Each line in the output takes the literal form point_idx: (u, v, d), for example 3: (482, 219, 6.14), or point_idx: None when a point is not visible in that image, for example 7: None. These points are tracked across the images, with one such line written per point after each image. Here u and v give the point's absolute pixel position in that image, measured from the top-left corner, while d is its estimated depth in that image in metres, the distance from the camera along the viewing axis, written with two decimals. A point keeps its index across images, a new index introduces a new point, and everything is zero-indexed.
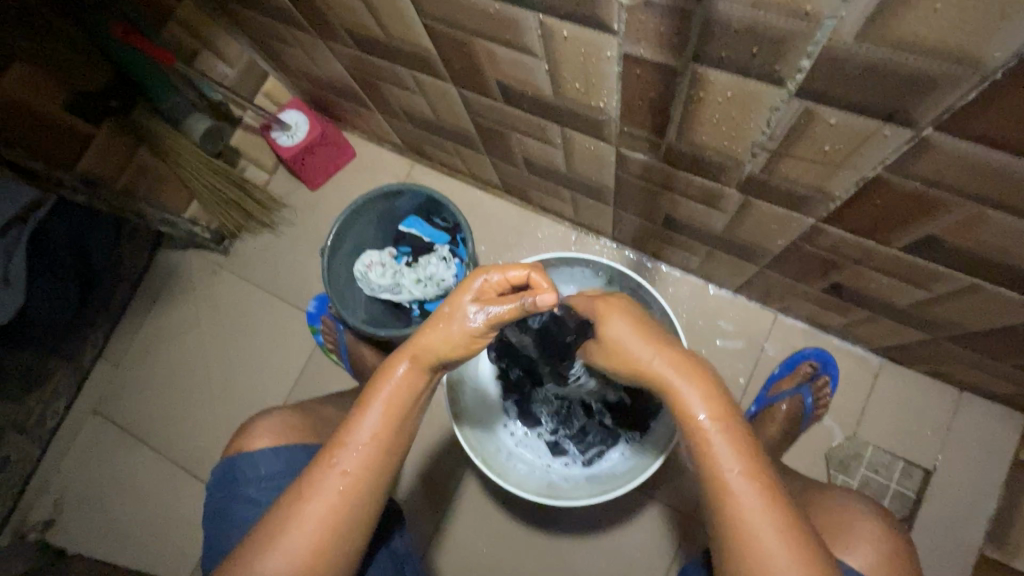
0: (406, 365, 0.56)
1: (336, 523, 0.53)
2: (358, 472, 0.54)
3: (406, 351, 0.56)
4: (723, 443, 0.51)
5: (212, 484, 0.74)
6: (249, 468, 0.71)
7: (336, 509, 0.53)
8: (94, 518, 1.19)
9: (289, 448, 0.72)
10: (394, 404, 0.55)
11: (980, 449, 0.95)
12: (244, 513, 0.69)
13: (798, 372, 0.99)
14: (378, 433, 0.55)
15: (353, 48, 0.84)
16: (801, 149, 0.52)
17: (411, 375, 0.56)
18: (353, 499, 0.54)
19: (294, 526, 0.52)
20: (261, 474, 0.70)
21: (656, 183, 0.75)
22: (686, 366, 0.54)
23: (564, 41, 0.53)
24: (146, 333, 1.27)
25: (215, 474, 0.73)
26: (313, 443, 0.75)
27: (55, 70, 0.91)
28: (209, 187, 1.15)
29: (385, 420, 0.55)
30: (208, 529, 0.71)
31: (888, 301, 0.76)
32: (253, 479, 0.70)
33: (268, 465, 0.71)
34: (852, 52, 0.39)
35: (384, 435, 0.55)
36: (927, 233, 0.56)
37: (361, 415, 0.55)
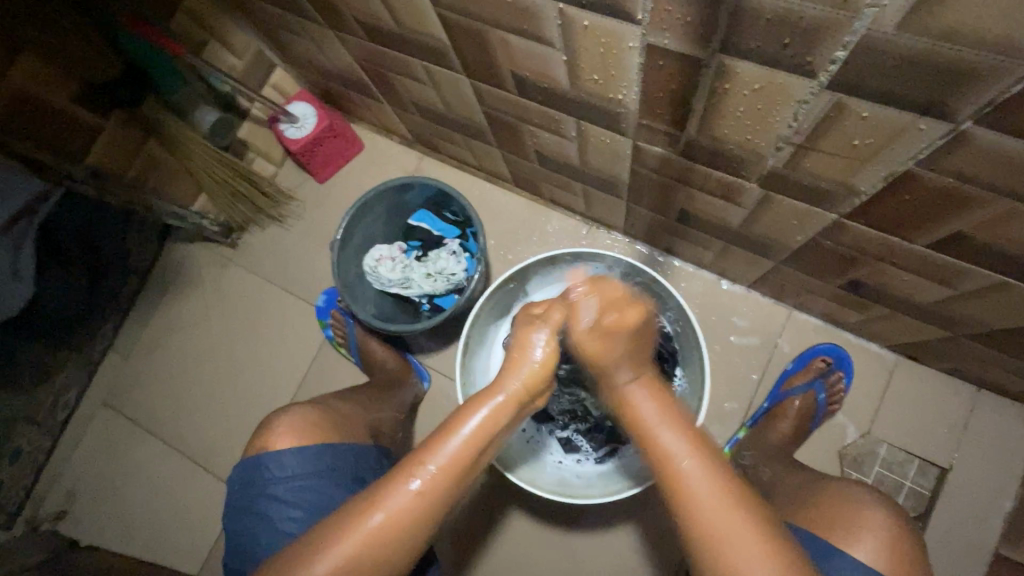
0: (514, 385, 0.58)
1: (393, 541, 0.53)
2: (428, 495, 0.53)
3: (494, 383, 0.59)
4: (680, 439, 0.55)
5: (235, 481, 0.73)
6: (275, 467, 0.71)
7: (397, 528, 0.52)
8: (106, 511, 1.19)
9: (315, 449, 0.72)
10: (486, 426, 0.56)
11: (996, 448, 0.94)
12: (270, 511, 0.69)
13: (811, 369, 0.98)
14: (463, 454, 0.55)
15: (363, 39, 0.83)
16: (829, 143, 0.50)
17: (509, 396, 0.58)
18: (419, 516, 0.53)
19: (356, 529, 0.52)
20: (289, 472, 0.70)
21: (673, 178, 0.74)
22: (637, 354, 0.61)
23: (584, 31, 0.52)
24: (156, 326, 1.27)
25: (240, 470, 0.73)
26: (342, 443, 0.75)
27: (60, 61, 0.89)
28: (218, 181, 1.14)
29: (472, 441, 0.55)
30: (229, 526, 0.71)
31: (909, 298, 0.75)
32: (280, 478, 0.70)
33: (295, 465, 0.71)
34: (891, 43, 0.37)
35: (460, 461, 0.55)
36: (955, 230, 0.54)
37: (458, 425, 0.56)
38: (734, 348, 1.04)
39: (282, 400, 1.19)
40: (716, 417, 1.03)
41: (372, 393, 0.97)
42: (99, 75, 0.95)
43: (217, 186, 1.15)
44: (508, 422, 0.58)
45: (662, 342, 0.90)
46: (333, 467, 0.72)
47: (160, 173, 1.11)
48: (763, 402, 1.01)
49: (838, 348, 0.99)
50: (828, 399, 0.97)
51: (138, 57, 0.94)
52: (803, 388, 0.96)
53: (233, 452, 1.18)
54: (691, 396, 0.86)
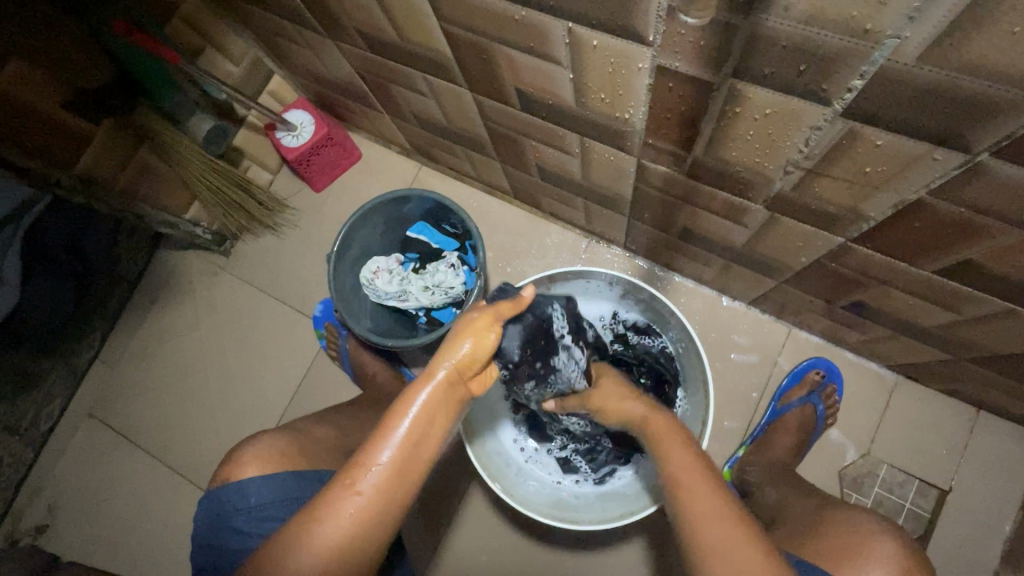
0: (445, 372, 0.52)
1: (351, 546, 0.50)
2: (376, 497, 0.50)
3: (428, 372, 0.52)
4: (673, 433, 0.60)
5: (199, 516, 0.71)
6: (238, 498, 0.69)
7: (350, 534, 0.50)
8: (89, 526, 1.16)
9: (278, 476, 0.70)
10: (421, 418, 0.51)
11: (996, 469, 0.94)
12: (233, 543, 0.67)
13: (806, 382, 0.97)
14: (398, 453, 0.50)
15: (363, 49, 0.81)
16: (839, 169, 0.50)
17: (451, 371, 0.53)
18: (365, 523, 0.50)
19: (303, 544, 0.49)
20: (248, 503, 0.68)
21: (677, 196, 0.73)
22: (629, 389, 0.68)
23: (593, 51, 0.51)
24: (144, 335, 1.24)
25: (203, 505, 0.71)
26: (307, 470, 0.72)
27: (50, 67, 0.87)
28: (212, 190, 1.12)
29: (408, 439, 0.51)
30: (199, 559, 0.70)
31: (912, 321, 0.74)
32: (242, 509, 0.68)
33: (257, 495, 0.68)
34: (911, 73, 0.36)
35: (405, 456, 0.51)
36: (965, 258, 0.54)
37: (395, 417, 0.51)
38: (733, 366, 1.03)
39: (274, 413, 1.16)
40: (715, 435, 1.02)
41: (366, 409, 0.95)
42: (91, 82, 0.92)
43: (210, 194, 1.13)
44: (451, 405, 0.53)
45: (663, 361, 0.89)
46: (296, 493, 0.69)
47: (154, 182, 1.08)
48: (761, 418, 1.00)
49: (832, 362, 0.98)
50: (825, 412, 0.97)
51: (130, 61, 0.90)
52: (802, 400, 0.96)
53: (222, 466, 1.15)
54: (695, 417, 0.84)
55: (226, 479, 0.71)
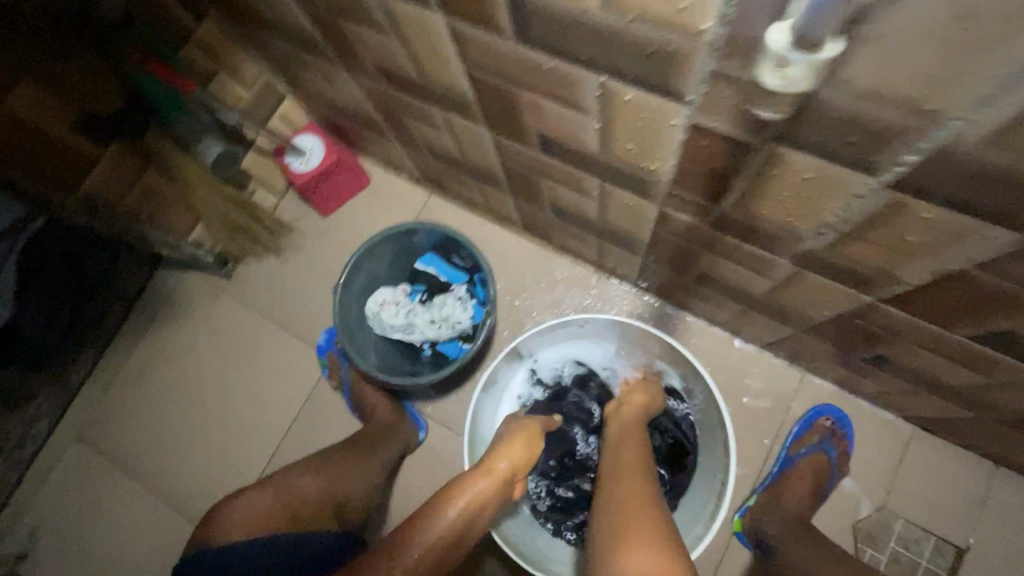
0: (506, 465, 0.64)
1: None
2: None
3: (483, 470, 0.63)
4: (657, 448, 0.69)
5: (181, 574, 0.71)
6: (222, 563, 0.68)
7: None
8: (70, 557, 1.11)
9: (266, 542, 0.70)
10: (473, 506, 0.60)
11: (1015, 529, 0.91)
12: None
13: (817, 428, 0.95)
14: (447, 534, 0.58)
15: (380, 81, 0.80)
16: (877, 235, 0.48)
17: (511, 464, 0.64)
18: None
19: None
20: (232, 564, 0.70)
21: (697, 244, 0.72)
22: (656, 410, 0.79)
23: (626, 104, 0.49)
24: (139, 356, 1.20)
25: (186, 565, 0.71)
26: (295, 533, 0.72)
27: (65, 93, 0.86)
28: (218, 214, 1.10)
29: (456, 526, 0.58)
30: None
31: (936, 379, 0.72)
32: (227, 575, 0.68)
33: None
34: (970, 154, 0.35)
35: (445, 546, 0.57)
36: (1004, 327, 0.52)
37: (453, 502, 0.59)
38: (745, 411, 1.01)
39: (270, 444, 1.12)
40: None
41: (366, 449, 0.92)
42: (103, 107, 0.91)
43: (216, 218, 1.10)
44: (497, 498, 0.62)
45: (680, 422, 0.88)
46: None
47: (160, 204, 1.07)
48: (773, 466, 0.97)
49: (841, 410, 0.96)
50: (838, 460, 0.94)
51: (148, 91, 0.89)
52: (814, 447, 0.93)
53: (213, 497, 1.11)
54: (712, 471, 0.82)
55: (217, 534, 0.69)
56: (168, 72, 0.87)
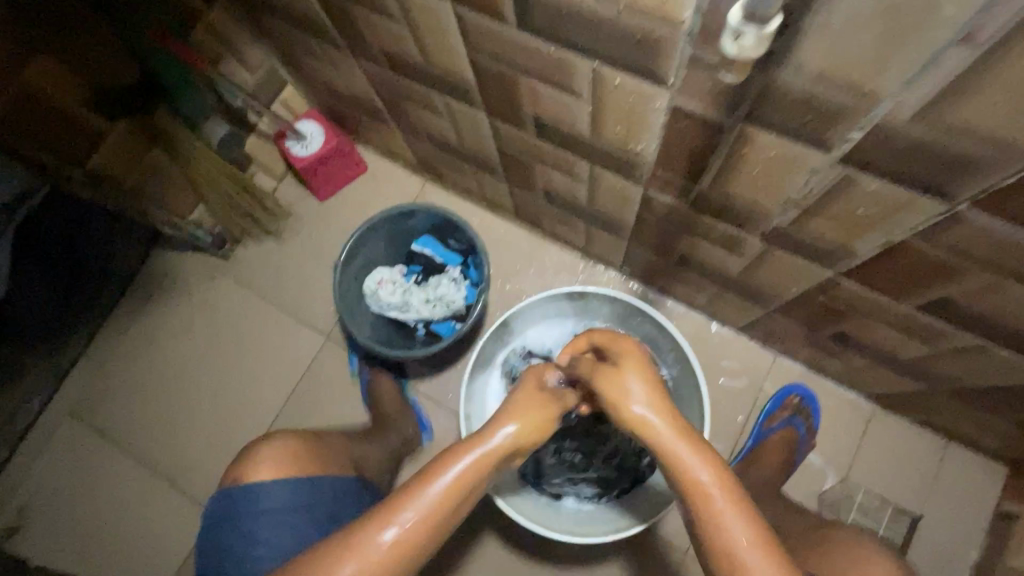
0: (513, 425, 0.60)
1: None
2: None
3: (481, 430, 0.60)
4: (721, 488, 0.49)
5: (211, 509, 0.74)
6: (253, 501, 0.71)
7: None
8: (64, 529, 1.13)
9: (297, 484, 0.73)
10: (473, 465, 0.56)
11: (964, 497, 0.99)
12: (239, 545, 0.69)
13: (788, 405, 1.01)
14: (448, 489, 0.54)
15: (385, 68, 0.84)
16: (833, 209, 0.54)
17: (518, 426, 0.60)
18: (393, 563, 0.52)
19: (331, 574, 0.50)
20: (248, 508, 0.71)
21: (678, 225, 0.78)
22: (670, 405, 0.55)
23: (615, 87, 0.55)
24: (135, 334, 1.22)
25: (216, 500, 0.74)
26: (322, 478, 0.76)
27: (79, 68, 0.91)
28: (217, 193, 1.13)
29: (452, 483, 0.55)
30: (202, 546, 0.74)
31: (891, 352, 0.79)
32: (256, 513, 0.70)
33: (274, 501, 0.71)
34: (901, 131, 0.41)
35: (442, 507, 0.54)
36: (942, 295, 0.59)
37: (447, 460, 0.56)
38: (721, 389, 1.07)
39: (267, 418, 1.16)
40: None
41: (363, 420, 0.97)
42: (112, 80, 0.95)
43: (217, 198, 1.14)
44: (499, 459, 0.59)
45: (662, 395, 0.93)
46: (311, 504, 0.72)
47: (165, 181, 1.11)
48: (746, 441, 1.03)
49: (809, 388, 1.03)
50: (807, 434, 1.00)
51: (163, 70, 0.95)
52: (784, 423, 1.00)
53: (210, 471, 1.14)
54: None
55: (241, 475, 0.73)
56: (193, 56, 0.93)
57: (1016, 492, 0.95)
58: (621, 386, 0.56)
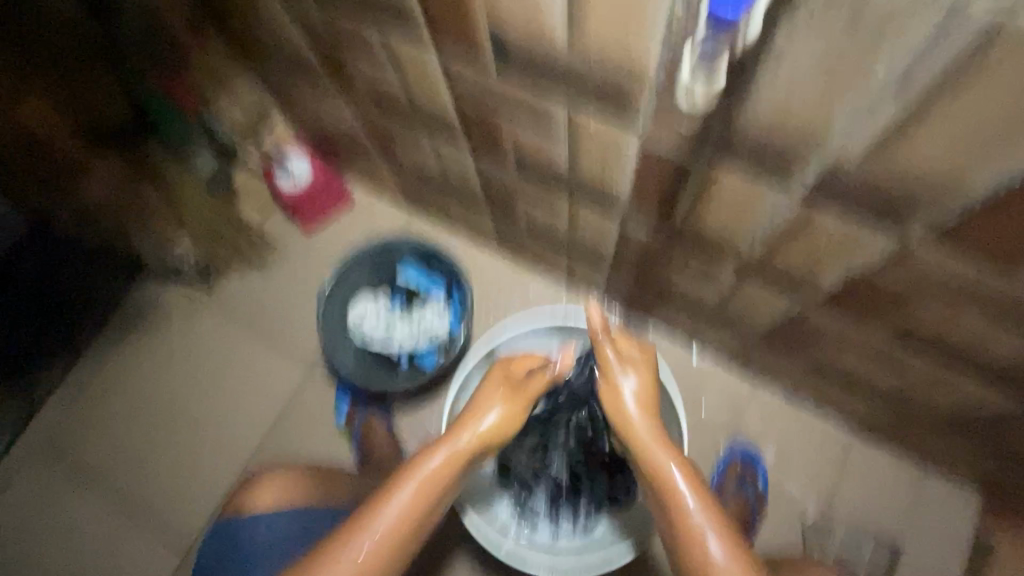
0: (494, 414, 0.68)
1: (374, 566, 0.60)
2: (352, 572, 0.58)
3: (467, 419, 0.68)
4: (691, 489, 0.64)
5: (208, 541, 0.78)
6: (249, 530, 0.75)
7: (372, 557, 0.59)
8: (26, 572, 1.08)
9: (290, 510, 0.77)
10: (456, 456, 0.65)
11: (944, 526, 1.00)
12: (240, 573, 0.73)
13: (732, 473, 1.02)
14: (433, 480, 0.63)
15: (372, 107, 0.88)
16: (799, 243, 0.57)
17: (500, 416, 0.68)
18: (391, 545, 0.60)
19: (341, 557, 0.59)
20: (246, 537, 0.75)
21: (656, 258, 0.80)
22: (660, 428, 0.68)
23: (590, 129, 0.58)
24: (112, 366, 1.20)
25: (214, 531, 0.77)
26: (317, 504, 0.79)
27: (73, 109, 0.96)
28: (204, 224, 1.15)
29: (437, 471, 0.64)
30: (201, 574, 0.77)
31: (862, 381, 0.82)
32: (252, 541, 0.74)
33: (269, 529, 0.75)
34: (855, 171, 0.45)
35: (432, 490, 0.63)
36: (906, 324, 0.61)
37: (427, 454, 0.64)
38: (703, 419, 1.08)
39: (246, 453, 1.14)
40: None
41: None
42: (106, 120, 1.02)
43: (204, 229, 1.15)
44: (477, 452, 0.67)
45: None
46: (306, 528, 0.76)
47: (149, 217, 1.10)
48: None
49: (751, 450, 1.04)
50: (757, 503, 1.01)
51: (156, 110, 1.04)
52: (733, 495, 1.00)
53: (185, 508, 1.11)
54: None
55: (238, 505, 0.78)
56: (187, 93, 1.02)
57: (993, 518, 0.96)
58: (618, 401, 0.71)
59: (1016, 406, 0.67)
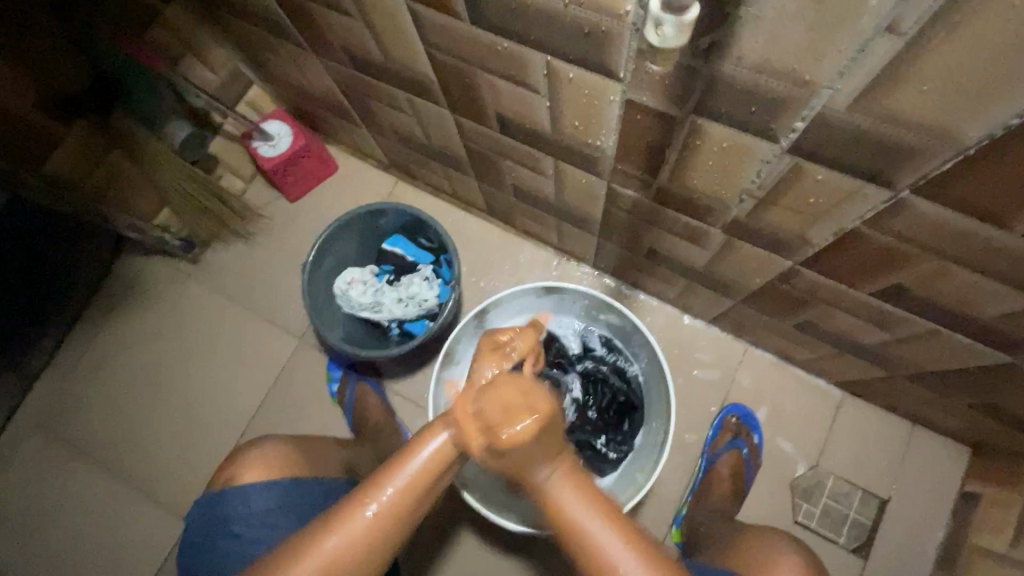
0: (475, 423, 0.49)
1: (346, 571, 0.51)
2: None
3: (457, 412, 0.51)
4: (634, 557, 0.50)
5: (197, 512, 0.78)
6: (240, 503, 0.75)
7: (339, 564, 0.50)
8: (29, 543, 1.10)
9: (281, 483, 0.77)
10: (432, 468, 0.51)
11: (930, 480, 1.01)
12: (230, 547, 0.73)
13: (727, 428, 1.03)
14: (409, 484, 0.51)
15: (347, 67, 0.84)
16: (787, 199, 0.55)
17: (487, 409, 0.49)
18: (364, 547, 0.51)
19: (312, 554, 0.50)
20: (238, 509, 0.75)
21: (644, 219, 0.78)
22: (605, 502, 0.51)
23: (569, 82, 0.55)
24: (103, 342, 1.19)
25: (201, 502, 0.78)
26: (307, 477, 0.80)
27: (25, 69, 0.86)
28: (185, 197, 1.11)
29: (420, 475, 0.52)
30: (190, 542, 0.77)
31: (854, 340, 0.81)
32: (243, 515, 0.75)
33: (260, 502, 0.75)
34: (842, 120, 0.42)
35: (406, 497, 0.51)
36: (895, 282, 0.60)
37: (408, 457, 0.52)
38: (695, 381, 1.08)
39: (240, 425, 1.14)
40: (679, 449, 1.06)
41: None
42: (69, 85, 0.92)
43: (185, 201, 1.11)
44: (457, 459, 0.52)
45: (631, 390, 0.94)
46: (296, 501, 0.77)
47: (123, 187, 1.06)
48: (695, 473, 1.04)
49: (746, 406, 1.05)
50: (752, 456, 1.01)
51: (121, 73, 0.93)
52: (727, 446, 1.01)
53: (183, 479, 1.12)
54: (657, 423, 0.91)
55: (230, 479, 0.78)
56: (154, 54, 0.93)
57: (978, 472, 0.98)
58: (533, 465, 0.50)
59: (1005, 363, 0.66)
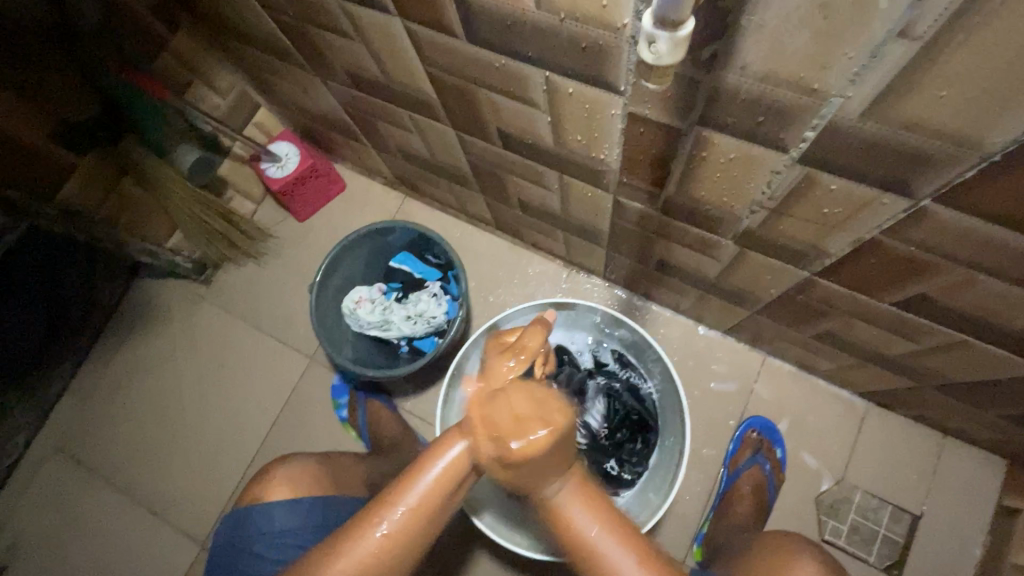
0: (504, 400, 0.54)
1: None
2: None
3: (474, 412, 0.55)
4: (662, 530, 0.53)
5: (221, 532, 0.78)
6: (262, 521, 0.75)
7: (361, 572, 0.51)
8: (48, 566, 1.10)
9: (304, 503, 0.76)
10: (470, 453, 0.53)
11: (965, 494, 0.96)
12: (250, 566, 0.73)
13: (748, 442, 0.99)
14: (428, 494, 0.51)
15: (350, 87, 0.84)
16: (800, 210, 0.53)
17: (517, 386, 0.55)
18: (387, 557, 0.51)
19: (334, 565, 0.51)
20: (263, 530, 0.74)
21: (653, 231, 0.76)
22: None
23: (570, 97, 0.54)
24: (119, 365, 1.20)
25: (230, 517, 0.77)
26: (334, 496, 0.78)
27: (39, 101, 0.89)
28: (195, 221, 1.12)
29: (441, 479, 0.51)
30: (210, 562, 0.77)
31: (879, 351, 0.77)
32: (265, 533, 0.74)
33: (281, 520, 0.75)
34: (855, 128, 0.40)
35: (426, 505, 0.51)
36: (920, 292, 0.57)
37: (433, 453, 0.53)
38: (712, 394, 1.05)
39: (253, 445, 1.14)
40: (697, 464, 1.03)
41: None
42: (76, 114, 0.94)
43: (194, 224, 1.12)
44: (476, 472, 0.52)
45: (646, 407, 0.91)
46: (319, 523, 0.75)
47: (136, 212, 1.10)
48: (716, 489, 1.01)
49: (767, 419, 1.01)
50: (774, 471, 0.98)
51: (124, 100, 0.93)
52: (749, 462, 0.98)
53: (197, 501, 1.12)
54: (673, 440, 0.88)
55: (254, 495, 0.77)
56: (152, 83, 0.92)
57: (1017, 485, 0.93)
58: None
59: None
